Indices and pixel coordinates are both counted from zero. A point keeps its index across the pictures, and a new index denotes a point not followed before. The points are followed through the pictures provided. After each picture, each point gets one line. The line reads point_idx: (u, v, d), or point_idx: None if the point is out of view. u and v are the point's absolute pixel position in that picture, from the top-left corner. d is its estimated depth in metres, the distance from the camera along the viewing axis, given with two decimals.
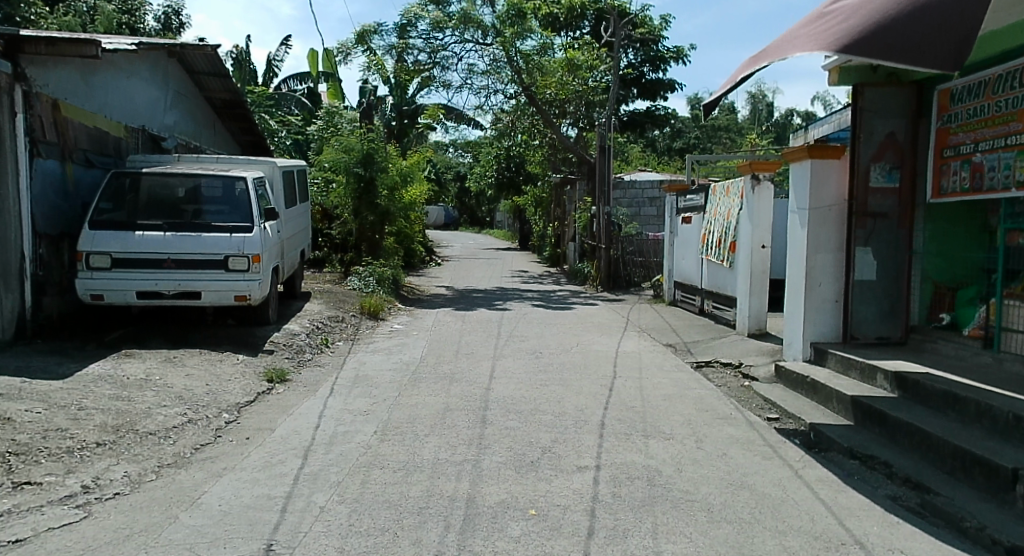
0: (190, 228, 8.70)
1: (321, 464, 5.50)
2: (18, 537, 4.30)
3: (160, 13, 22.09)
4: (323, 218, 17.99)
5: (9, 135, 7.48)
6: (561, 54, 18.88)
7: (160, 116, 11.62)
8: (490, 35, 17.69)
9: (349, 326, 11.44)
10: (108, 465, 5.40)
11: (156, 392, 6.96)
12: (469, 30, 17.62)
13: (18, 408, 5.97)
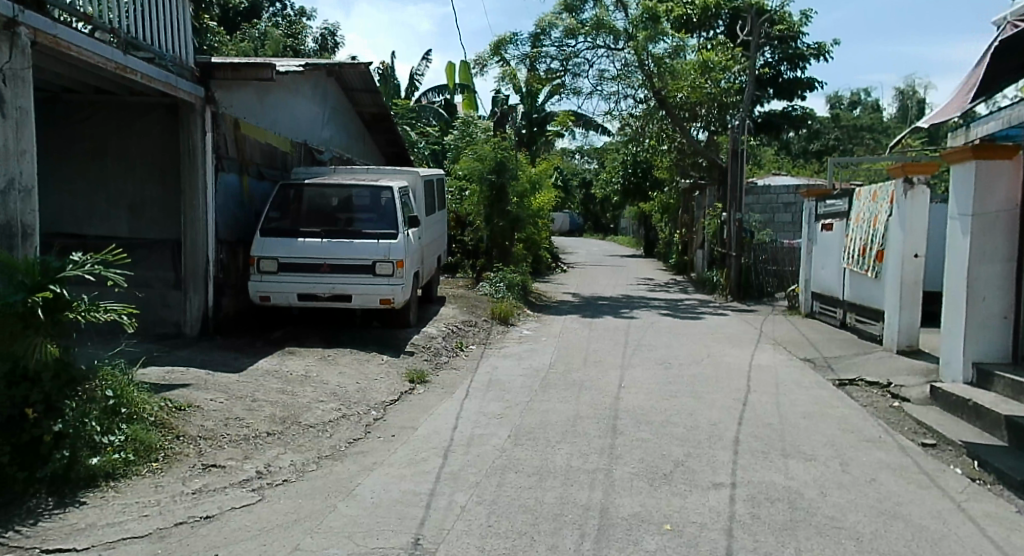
0: (343, 235, 9.28)
1: (460, 465, 5.76)
2: (210, 513, 4.80)
3: (318, 34, 23.60)
4: (457, 224, 18.63)
5: (200, 153, 8.31)
6: (694, 56, 18.57)
7: (319, 130, 12.48)
8: (623, 40, 17.73)
9: (481, 330, 11.81)
10: (277, 454, 5.90)
11: (314, 387, 7.51)
12: (601, 36, 17.70)
13: (203, 397, 6.62)
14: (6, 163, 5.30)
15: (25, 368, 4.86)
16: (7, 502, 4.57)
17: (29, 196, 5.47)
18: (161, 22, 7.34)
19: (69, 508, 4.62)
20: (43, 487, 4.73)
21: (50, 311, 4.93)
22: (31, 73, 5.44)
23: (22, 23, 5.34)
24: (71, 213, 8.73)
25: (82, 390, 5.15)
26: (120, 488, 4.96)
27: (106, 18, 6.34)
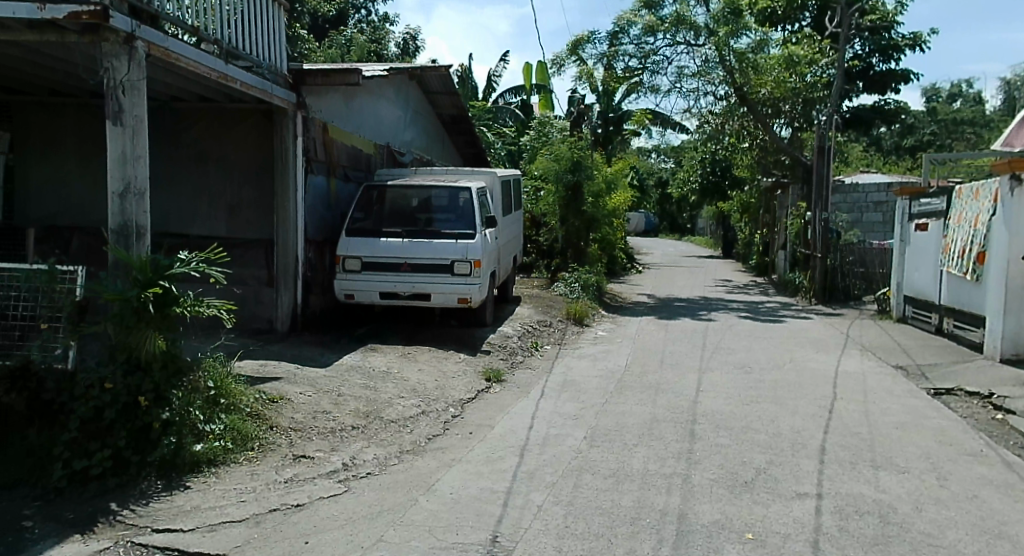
0: (423, 235, 9.47)
1: (536, 464, 5.82)
2: (300, 502, 5.02)
3: (400, 39, 24.11)
4: (532, 225, 18.70)
5: (291, 155, 8.63)
6: (779, 51, 18.03)
7: (401, 132, 12.76)
8: (703, 36, 17.48)
9: (556, 330, 11.85)
10: (361, 447, 6.10)
11: (395, 384, 7.70)
12: (681, 32, 17.49)
13: (293, 390, 6.90)
14: (124, 169, 5.67)
15: (137, 359, 5.19)
16: (123, 483, 4.96)
17: (143, 199, 5.79)
18: (260, 31, 7.69)
19: (176, 491, 4.97)
20: (153, 471, 5.09)
21: (159, 306, 5.25)
22: (145, 83, 5.84)
23: (139, 37, 5.77)
24: (176, 214, 9.23)
25: (186, 381, 5.43)
26: (219, 474, 5.28)
27: (210, 30, 6.71)
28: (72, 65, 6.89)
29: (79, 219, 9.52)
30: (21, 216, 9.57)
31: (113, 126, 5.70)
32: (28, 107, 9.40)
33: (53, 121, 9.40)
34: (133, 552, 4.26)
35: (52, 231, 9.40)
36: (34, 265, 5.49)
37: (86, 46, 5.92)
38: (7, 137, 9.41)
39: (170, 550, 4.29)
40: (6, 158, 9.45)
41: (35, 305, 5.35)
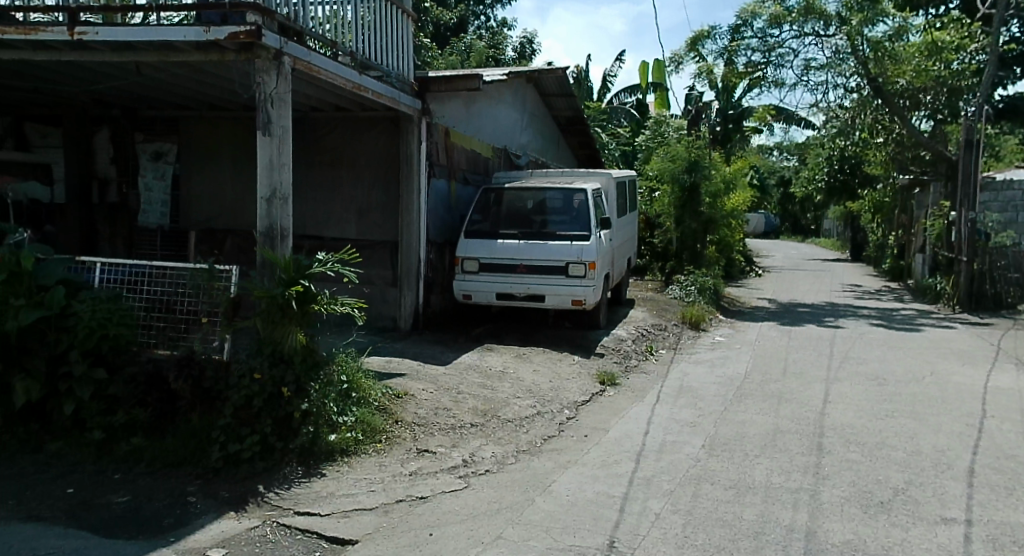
0: (539, 237, 9.56)
1: (653, 470, 5.79)
2: (424, 494, 5.23)
3: (517, 43, 24.42)
4: (646, 226, 18.55)
5: (416, 159, 8.98)
6: (920, 38, 17.39)
7: (518, 135, 12.96)
8: (833, 26, 16.75)
9: (673, 335, 11.70)
10: (480, 444, 6.26)
11: (511, 383, 7.83)
12: (810, 22, 16.79)
13: (416, 386, 7.17)
14: (271, 176, 6.16)
15: (281, 352, 5.59)
16: (269, 467, 5.36)
17: (287, 204, 6.24)
18: (391, 42, 8.06)
19: (314, 478, 5.33)
20: (294, 457, 5.48)
21: (301, 303, 5.64)
22: (291, 96, 6.30)
23: (285, 53, 6.24)
24: (312, 218, 9.73)
25: (323, 373, 5.81)
26: (352, 464, 5.59)
27: (346, 42, 7.13)
28: (229, 82, 7.47)
29: (231, 223, 10.18)
30: (182, 220, 10.35)
31: (263, 136, 6.19)
32: (190, 120, 10.11)
33: (208, 131, 10.06)
34: (277, 532, 4.63)
35: (209, 234, 10.18)
36: (199, 264, 6.05)
37: (242, 62, 6.44)
38: (175, 149, 10.27)
39: (309, 532, 4.63)
40: (174, 168, 10.31)
41: (197, 300, 5.94)
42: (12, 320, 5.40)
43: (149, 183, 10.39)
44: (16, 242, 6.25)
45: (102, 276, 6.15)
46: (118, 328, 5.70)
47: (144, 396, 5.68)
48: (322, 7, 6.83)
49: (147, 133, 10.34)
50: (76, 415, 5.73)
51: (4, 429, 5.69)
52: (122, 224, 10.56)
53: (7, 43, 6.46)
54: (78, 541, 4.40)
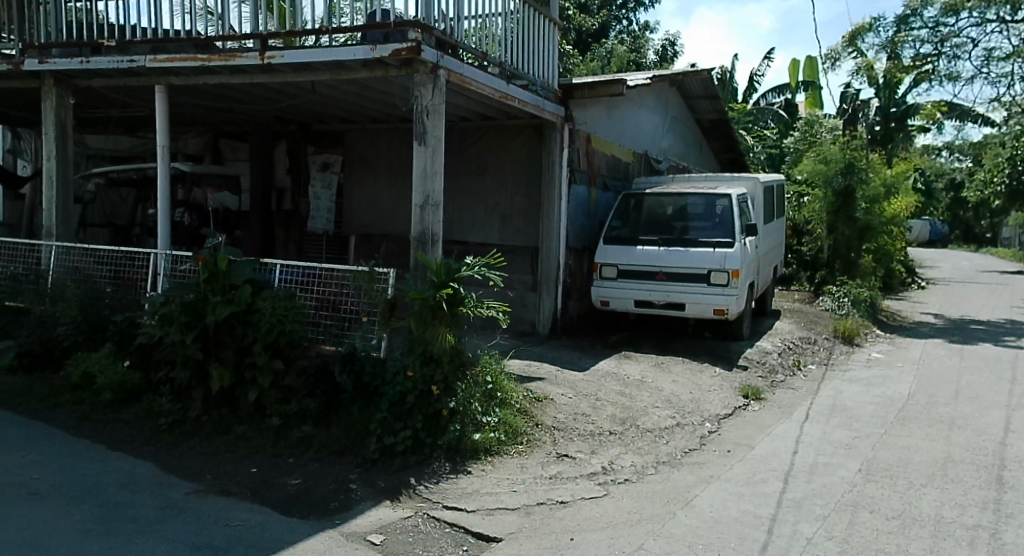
0: (679, 243, 9.34)
1: (803, 493, 5.55)
2: (564, 499, 5.30)
3: (658, 46, 24.16)
4: (794, 234, 17.86)
5: (557, 165, 9.06)
6: None
7: (660, 139, 12.79)
8: (1022, 10, 15.45)
9: (823, 349, 11.15)
10: (619, 453, 6.24)
11: (650, 392, 7.72)
12: (994, 7, 15.54)
13: (555, 390, 7.27)
14: (424, 184, 6.57)
15: (431, 353, 5.93)
16: (420, 460, 5.68)
17: (438, 210, 6.64)
18: (538, 50, 8.21)
19: (460, 474, 5.61)
20: (442, 453, 5.79)
21: (450, 305, 5.96)
22: (445, 107, 6.67)
23: (442, 67, 6.61)
24: (459, 223, 10.03)
25: (468, 374, 6.13)
26: (495, 462, 5.83)
27: (494, 54, 7.34)
28: (390, 97, 7.90)
29: (387, 229, 10.56)
30: (345, 227, 10.89)
31: (419, 146, 6.63)
32: (354, 133, 10.66)
33: (367, 142, 10.59)
34: (429, 523, 4.90)
35: (367, 238, 10.63)
36: (360, 266, 6.48)
37: (405, 78, 6.95)
38: (340, 160, 10.87)
39: (457, 526, 4.86)
40: (339, 177, 10.89)
41: (359, 301, 6.40)
42: (210, 315, 6.16)
43: (318, 191, 11.02)
44: (213, 243, 6.84)
45: (281, 276, 6.68)
46: (293, 325, 6.26)
47: (313, 386, 6.19)
48: (472, 21, 7.06)
49: (318, 145, 11.06)
50: (258, 402, 6.33)
51: (202, 411, 6.36)
52: (295, 229, 11.28)
53: (208, 68, 7.24)
54: (259, 516, 4.92)
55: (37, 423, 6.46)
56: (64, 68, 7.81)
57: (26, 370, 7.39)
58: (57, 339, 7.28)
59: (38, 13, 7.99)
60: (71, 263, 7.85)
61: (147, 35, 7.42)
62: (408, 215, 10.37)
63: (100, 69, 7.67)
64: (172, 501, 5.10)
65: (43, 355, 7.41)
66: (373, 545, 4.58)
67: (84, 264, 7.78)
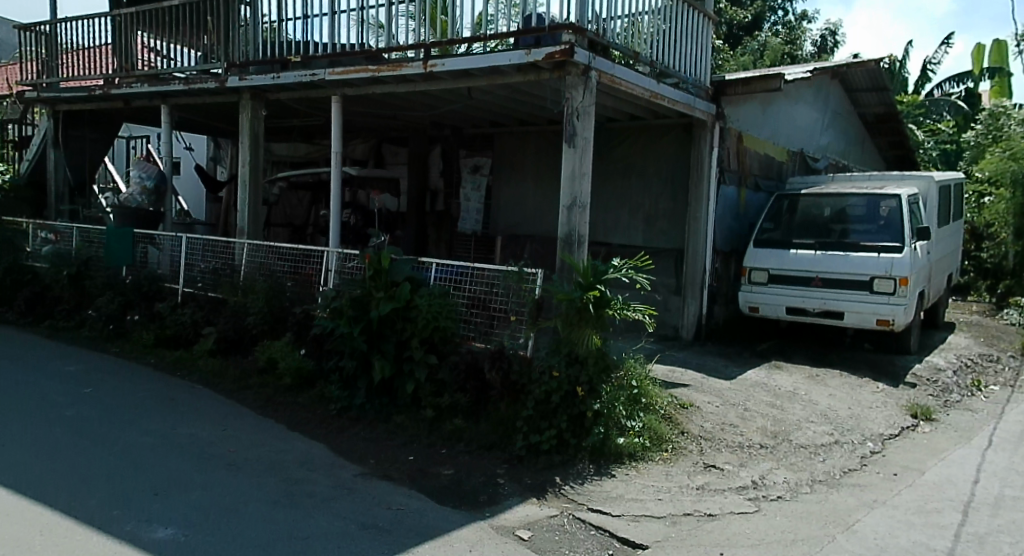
0: (837, 247, 8.78)
1: (987, 528, 5.08)
2: (712, 512, 5.13)
3: (817, 36, 22.98)
4: (972, 238, 16.41)
5: (704, 165, 8.80)
6: None
7: (818, 136, 12.12)
8: None
9: (1007, 368, 10.14)
10: (771, 468, 5.97)
11: (804, 406, 7.33)
12: None
13: (702, 398, 7.10)
14: (573, 186, 6.59)
15: (576, 354, 5.95)
16: (565, 460, 5.74)
17: (586, 211, 6.64)
18: (690, 47, 8.01)
19: (605, 477, 5.59)
20: (587, 455, 5.80)
21: (597, 307, 5.94)
22: (595, 108, 6.65)
23: (593, 68, 6.60)
24: (604, 224, 9.98)
25: (614, 377, 6.09)
26: (640, 468, 5.77)
27: (642, 53, 7.21)
28: (543, 100, 7.95)
29: (532, 230, 10.66)
30: (492, 227, 11.08)
31: (568, 147, 6.65)
32: (504, 136, 10.82)
33: (516, 144, 10.70)
34: (574, 524, 4.91)
35: (512, 239, 10.69)
36: (510, 265, 6.61)
37: (558, 80, 7.00)
38: (490, 162, 11.04)
39: (603, 530, 4.83)
40: (488, 179, 11.07)
41: (508, 299, 6.51)
42: (373, 310, 6.53)
43: (468, 193, 11.25)
44: (377, 241, 7.20)
45: (436, 275, 6.95)
46: (446, 322, 6.52)
47: (464, 382, 6.38)
48: (620, 21, 6.94)
49: (469, 148, 11.34)
50: (415, 393, 6.62)
51: (366, 400, 6.71)
52: (447, 229, 11.61)
53: (378, 78, 7.60)
54: (417, 503, 5.11)
55: (227, 402, 7.06)
56: (259, 84, 8.45)
57: (222, 355, 8.08)
58: (246, 327, 7.93)
59: (236, 34, 8.72)
60: (260, 258, 8.44)
61: (327, 51, 7.87)
62: (554, 216, 10.43)
63: (288, 83, 8.21)
64: (343, 481, 5.40)
65: (236, 341, 8.09)
66: (521, 540, 4.65)
67: (266, 261, 8.38)
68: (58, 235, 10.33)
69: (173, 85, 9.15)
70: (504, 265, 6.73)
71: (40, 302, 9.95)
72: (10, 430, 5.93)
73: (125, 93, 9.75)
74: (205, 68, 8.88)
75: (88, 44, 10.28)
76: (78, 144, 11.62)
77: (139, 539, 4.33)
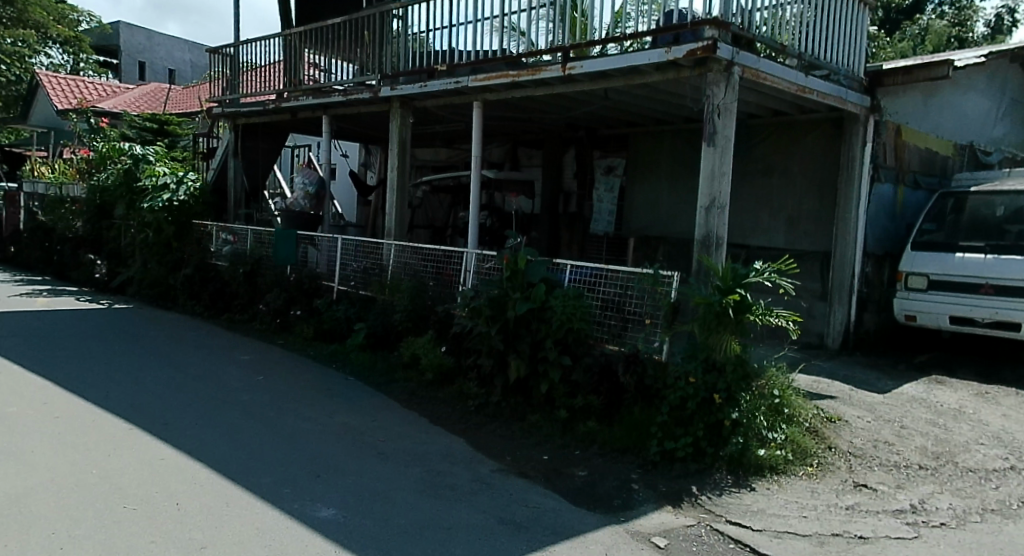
0: (1015, 251, 7.83)
1: None
2: (864, 534, 4.77)
3: (991, 16, 20.77)
4: None
5: (858, 160, 8.20)
6: None
7: (992, 127, 10.90)
8: None
9: None
10: (933, 491, 5.42)
11: (972, 426, 6.62)
12: None
13: (851, 412, 6.65)
14: (712, 185, 6.37)
15: (714, 360, 5.75)
16: (701, 469, 5.55)
17: (724, 212, 6.39)
18: (845, 36, 7.52)
19: (744, 490, 5.35)
20: (724, 465, 5.58)
21: (737, 312, 5.71)
22: (737, 105, 6.38)
23: (737, 63, 6.34)
24: (741, 225, 9.63)
25: (755, 385, 5.81)
26: (782, 482, 5.48)
27: (789, 44, 6.84)
28: (682, 99, 7.75)
29: (664, 231, 10.42)
30: (625, 227, 10.94)
31: (707, 146, 6.43)
32: (640, 137, 10.65)
33: (654, 144, 10.47)
34: (712, 535, 4.74)
35: (645, 241, 10.55)
36: (644, 268, 6.50)
37: (698, 78, 6.79)
38: (624, 163, 10.91)
39: (744, 544, 4.63)
40: (622, 180, 10.93)
41: (642, 303, 6.41)
42: (510, 309, 6.63)
43: (601, 195, 11.19)
44: (514, 243, 7.33)
45: (571, 276, 6.99)
46: (580, 323, 6.50)
47: (597, 384, 6.37)
48: (763, 12, 6.62)
49: (603, 150, 11.24)
50: (549, 394, 6.66)
51: (502, 398, 6.85)
52: (578, 231, 11.60)
53: (518, 83, 7.78)
54: (552, 502, 5.15)
55: (375, 394, 7.46)
56: (408, 93, 8.90)
57: (370, 349, 8.56)
58: (393, 324, 8.34)
59: (389, 46, 9.22)
60: (405, 258, 8.88)
61: (469, 59, 8.16)
62: (689, 217, 10.10)
63: (435, 91, 8.61)
64: (481, 476, 5.55)
65: (383, 337, 8.53)
66: (657, 548, 4.56)
67: (409, 261, 8.81)
68: (236, 236, 11.31)
69: (334, 98, 9.89)
70: (638, 267, 6.63)
71: (221, 297, 11.02)
72: (198, 411, 6.60)
73: (293, 106, 10.67)
74: (361, 80, 9.50)
75: (264, 62, 11.29)
76: (252, 154, 12.83)
77: (306, 516, 4.67)
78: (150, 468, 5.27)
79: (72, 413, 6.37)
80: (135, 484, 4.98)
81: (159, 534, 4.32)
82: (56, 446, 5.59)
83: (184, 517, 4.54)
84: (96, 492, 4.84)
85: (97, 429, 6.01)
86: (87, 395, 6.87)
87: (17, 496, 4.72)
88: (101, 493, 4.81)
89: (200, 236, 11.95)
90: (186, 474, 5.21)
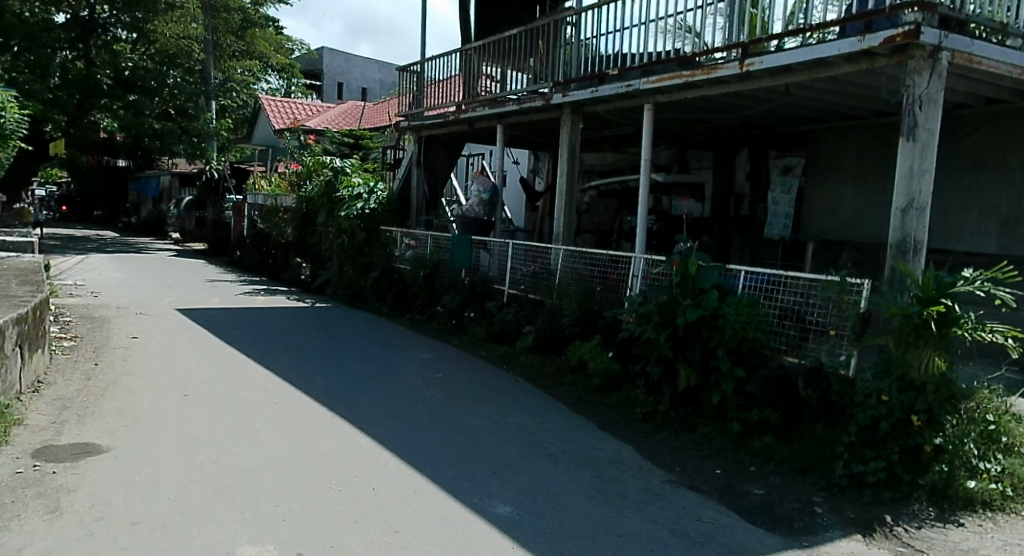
0: None
1: None
2: None
3: None
4: None
5: None
6: None
7: None
8: None
9: None
10: None
11: None
12: None
13: None
14: (911, 184, 5.78)
15: (911, 378, 5.19)
16: (896, 498, 5.03)
17: (924, 214, 5.77)
18: None
19: (949, 525, 4.78)
20: (925, 495, 5.03)
21: (941, 325, 5.11)
22: (943, 95, 5.76)
23: (945, 47, 5.70)
24: (942, 229, 8.74)
25: (962, 408, 5.18)
26: (998, 520, 4.84)
27: (1004, 22, 6.09)
28: (876, 91, 7.13)
29: (848, 236, 9.66)
30: (802, 233, 10.30)
31: (906, 141, 5.83)
32: (823, 135, 9.96)
33: (839, 142, 9.73)
34: None
35: (825, 245, 9.70)
36: (829, 275, 6.00)
37: (895, 68, 6.19)
38: (803, 162, 10.28)
39: None
40: (800, 181, 10.32)
41: (826, 312, 5.90)
42: (680, 316, 6.35)
43: (777, 197, 10.60)
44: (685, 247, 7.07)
45: (744, 283, 6.63)
46: (756, 333, 6.11)
47: (775, 397, 5.99)
48: None
49: (781, 149, 10.63)
50: (722, 405, 6.34)
51: (671, 407, 6.60)
52: (750, 236, 10.98)
53: (692, 83, 7.48)
54: (729, 519, 4.84)
55: (545, 396, 7.43)
56: (579, 98, 8.85)
57: (539, 352, 8.58)
58: (560, 328, 8.30)
59: (560, 53, 9.23)
60: (570, 262, 8.83)
61: (641, 61, 7.98)
62: (878, 220, 9.33)
63: (606, 95, 8.48)
64: (652, 486, 5.33)
65: (551, 340, 8.50)
66: None
67: (575, 265, 8.73)
68: (418, 241, 11.71)
69: (508, 106, 10.04)
70: (822, 273, 6.13)
71: (405, 298, 11.60)
72: (385, 404, 6.88)
73: (471, 116, 10.97)
74: (534, 88, 9.56)
75: (444, 76, 11.72)
76: (433, 164, 13.31)
77: (483, 511, 4.69)
78: (352, 454, 5.54)
79: (285, 398, 6.86)
80: (340, 467, 5.23)
81: (361, 514, 4.49)
82: (273, 427, 6.03)
83: (380, 501, 4.70)
84: (308, 471, 5.13)
85: (308, 414, 6.42)
86: (297, 384, 7.40)
87: (245, 468, 5.10)
88: (311, 473, 5.09)
89: (386, 241, 12.55)
90: (381, 462, 5.41)
